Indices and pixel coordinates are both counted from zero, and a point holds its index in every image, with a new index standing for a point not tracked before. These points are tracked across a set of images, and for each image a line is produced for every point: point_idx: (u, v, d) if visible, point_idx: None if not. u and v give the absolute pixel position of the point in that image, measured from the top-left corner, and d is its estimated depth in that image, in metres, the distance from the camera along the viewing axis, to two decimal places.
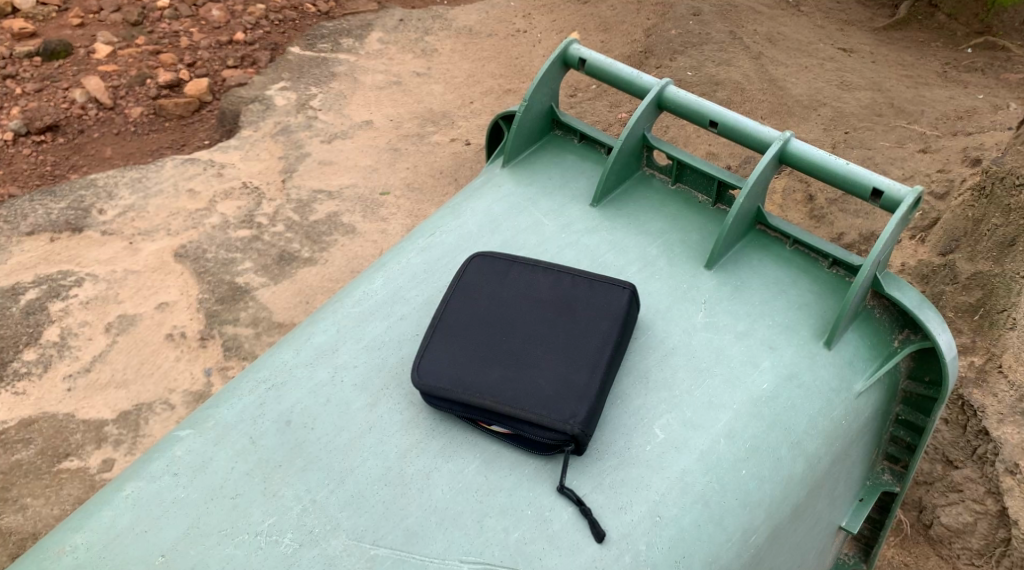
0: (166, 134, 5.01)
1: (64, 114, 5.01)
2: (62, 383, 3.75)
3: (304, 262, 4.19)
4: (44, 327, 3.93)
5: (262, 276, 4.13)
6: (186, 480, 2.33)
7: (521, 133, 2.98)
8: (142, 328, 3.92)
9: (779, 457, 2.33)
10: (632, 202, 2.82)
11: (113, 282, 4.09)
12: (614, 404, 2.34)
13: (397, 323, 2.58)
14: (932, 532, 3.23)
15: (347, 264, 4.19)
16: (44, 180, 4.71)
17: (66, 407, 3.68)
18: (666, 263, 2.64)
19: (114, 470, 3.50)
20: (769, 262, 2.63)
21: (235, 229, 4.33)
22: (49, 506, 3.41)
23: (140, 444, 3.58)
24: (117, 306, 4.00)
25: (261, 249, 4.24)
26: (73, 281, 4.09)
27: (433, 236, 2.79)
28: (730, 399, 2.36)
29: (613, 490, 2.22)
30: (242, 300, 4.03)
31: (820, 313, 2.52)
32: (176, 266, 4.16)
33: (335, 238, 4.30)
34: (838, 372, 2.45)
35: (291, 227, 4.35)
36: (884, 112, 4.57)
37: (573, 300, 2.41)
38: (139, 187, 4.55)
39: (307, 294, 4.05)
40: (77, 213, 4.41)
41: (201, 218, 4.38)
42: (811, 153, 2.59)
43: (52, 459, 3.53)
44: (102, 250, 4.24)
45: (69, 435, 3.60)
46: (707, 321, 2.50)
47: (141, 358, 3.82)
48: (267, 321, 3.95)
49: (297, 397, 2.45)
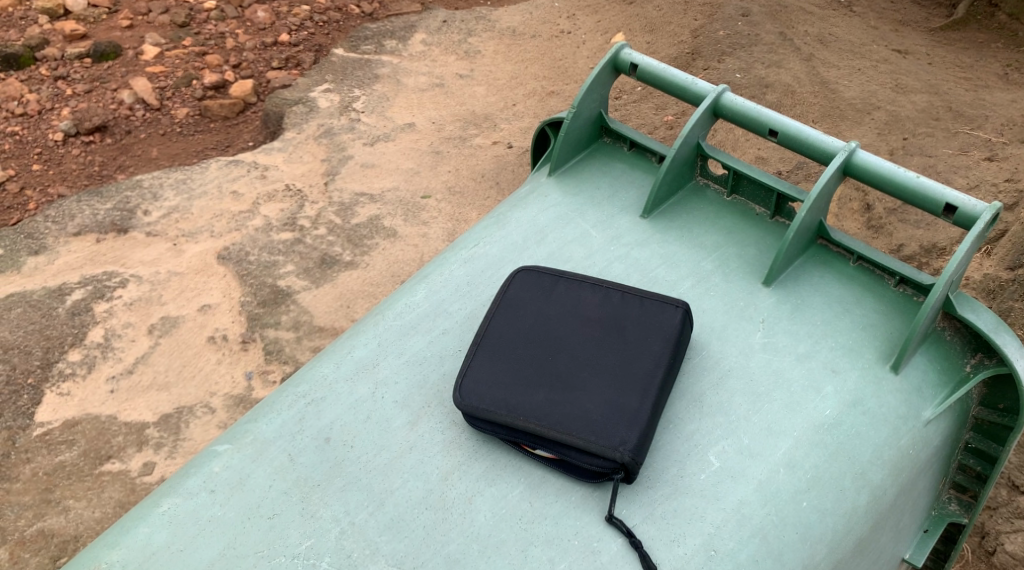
0: (211, 135, 4.98)
1: (112, 114, 5.00)
2: (105, 384, 3.72)
3: (346, 266, 4.13)
4: (89, 327, 3.91)
5: (303, 279, 4.07)
6: (223, 499, 2.27)
7: (569, 141, 2.88)
8: (184, 331, 3.89)
9: (841, 489, 2.21)
10: (685, 214, 2.70)
11: (157, 284, 4.06)
12: (665, 430, 2.23)
13: (439, 337, 2.50)
14: (995, 559, 3.03)
15: (388, 268, 4.12)
16: (92, 180, 4.70)
17: (109, 408, 3.66)
18: (721, 278, 2.53)
19: (155, 473, 3.47)
20: (831, 279, 2.50)
21: (278, 231, 4.28)
22: (90, 508, 3.38)
23: (180, 447, 3.54)
24: (160, 307, 3.97)
25: (303, 252, 4.19)
26: (118, 282, 4.07)
27: (478, 246, 2.71)
28: (790, 425, 2.25)
29: (665, 521, 2.12)
30: (284, 303, 3.98)
31: (885, 335, 2.39)
32: (219, 268, 4.12)
33: (377, 241, 4.24)
34: (906, 399, 2.32)
35: (333, 229, 4.30)
36: (942, 116, 4.39)
37: (622, 317, 2.30)
38: (183, 189, 4.52)
39: (348, 298, 4.00)
40: (123, 215, 4.39)
41: (244, 220, 4.34)
42: (878, 165, 2.47)
43: (95, 461, 3.50)
44: (147, 251, 4.21)
45: (111, 437, 3.57)
46: (765, 342, 2.38)
47: (183, 360, 3.79)
48: (308, 324, 3.90)
49: (337, 413, 2.38)
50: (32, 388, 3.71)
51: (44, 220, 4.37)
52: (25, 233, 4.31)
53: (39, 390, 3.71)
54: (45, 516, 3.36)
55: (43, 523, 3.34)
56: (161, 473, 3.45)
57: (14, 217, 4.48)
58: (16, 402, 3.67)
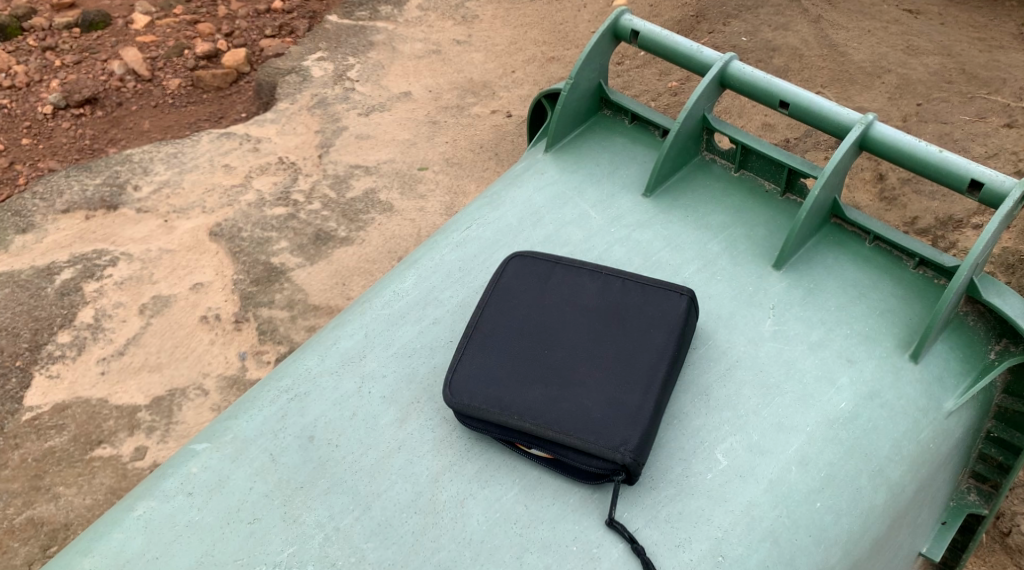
0: (204, 106, 4.80)
1: (103, 86, 4.84)
2: (95, 366, 3.60)
3: (340, 242, 3.98)
4: (78, 308, 3.77)
5: (297, 256, 3.93)
6: (201, 502, 2.15)
7: (566, 114, 2.72)
8: (175, 310, 3.75)
9: (858, 488, 2.08)
10: (689, 192, 2.54)
11: (148, 262, 3.92)
12: (669, 426, 2.10)
13: (430, 328, 2.36)
14: (1011, 540, 2.90)
15: (384, 244, 3.97)
16: (83, 154, 4.54)
17: (99, 392, 3.53)
18: (729, 261, 2.38)
19: (147, 458, 3.35)
20: (846, 261, 2.35)
21: (270, 206, 4.13)
22: (81, 495, 3.27)
23: (173, 431, 3.41)
24: (151, 286, 3.83)
25: (296, 228, 4.04)
26: (108, 260, 3.93)
27: (471, 228, 2.56)
28: (803, 420, 2.11)
29: (669, 525, 1.99)
30: (277, 282, 3.83)
31: (904, 320, 2.24)
32: (211, 245, 3.97)
33: (373, 216, 4.08)
34: (926, 390, 2.18)
35: (328, 204, 4.14)
36: (956, 79, 4.16)
37: (623, 307, 2.15)
38: (174, 162, 4.36)
39: (343, 276, 3.85)
40: (112, 190, 4.23)
41: (237, 194, 4.18)
42: (897, 139, 2.30)
43: (85, 446, 3.39)
44: (137, 228, 4.06)
45: (102, 421, 3.45)
46: (776, 330, 2.24)
47: (175, 341, 3.66)
48: (303, 303, 3.76)
49: (321, 409, 2.25)
50: (21, 371, 3.59)
51: (31, 196, 4.22)
52: (12, 210, 4.17)
53: (28, 373, 3.59)
54: (34, 504, 3.25)
55: (32, 510, 3.24)
56: (154, 458, 3.34)
57: (3, 193, 4.34)
58: (5, 385, 3.55)
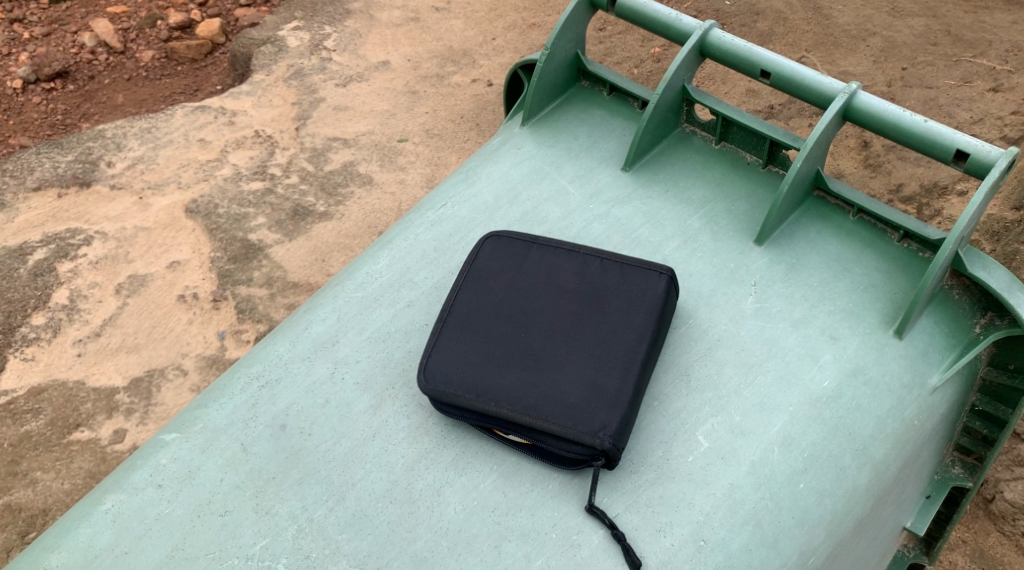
0: (178, 79, 4.68)
1: (74, 59, 4.72)
2: (72, 348, 3.52)
3: (319, 217, 3.89)
4: (53, 289, 3.69)
5: (276, 232, 3.84)
6: (171, 494, 2.09)
7: (543, 86, 2.64)
8: (152, 289, 3.67)
9: (842, 467, 2.03)
10: (669, 166, 2.48)
11: (123, 241, 3.83)
12: (649, 409, 2.05)
13: (404, 311, 2.30)
14: (994, 506, 2.89)
15: (364, 218, 3.89)
16: (55, 129, 4.45)
17: (76, 374, 3.46)
18: (710, 237, 2.32)
19: (126, 441, 3.29)
20: (829, 235, 2.29)
21: (247, 180, 4.03)
22: (59, 480, 3.21)
23: (152, 413, 3.35)
24: (128, 265, 3.75)
25: (274, 203, 3.94)
26: (82, 239, 3.84)
27: (445, 206, 2.49)
28: (786, 400, 2.06)
29: (650, 509, 1.94)
30: (255, 259, 3.75)
31: (889, 295, 2.19)
32: (187, 222, 3.88)
33: (352, 189, 4.00)
34: (910, 365, 2.13)
35: (306, 177, 4.05)
36: (941, 41, 4.03)
37: (602, 287, 2.09)
38: (148, 137, 4.24)
39: (322, 251, 3.77)
40: (85, 167, 4.12)
41: (213, 169, 4.09)
42: (882, 109, 2.23)
43: (63, 430, 3.32)
44: (112, 205, 3.96)
45: (79, 404, 3.38)
46: (758, 307, 2.19)
47: (153, 322, 3.58)
48: (282, 280, 3.68)
49: (293, 397, 2.19)
50: None
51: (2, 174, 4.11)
52: None
53: (3, 356, 3.51)
54: (12, 490, 3.20)
55: (10, 497, 3.18)
56: (133, 441, 3.28)
57: None
58: None
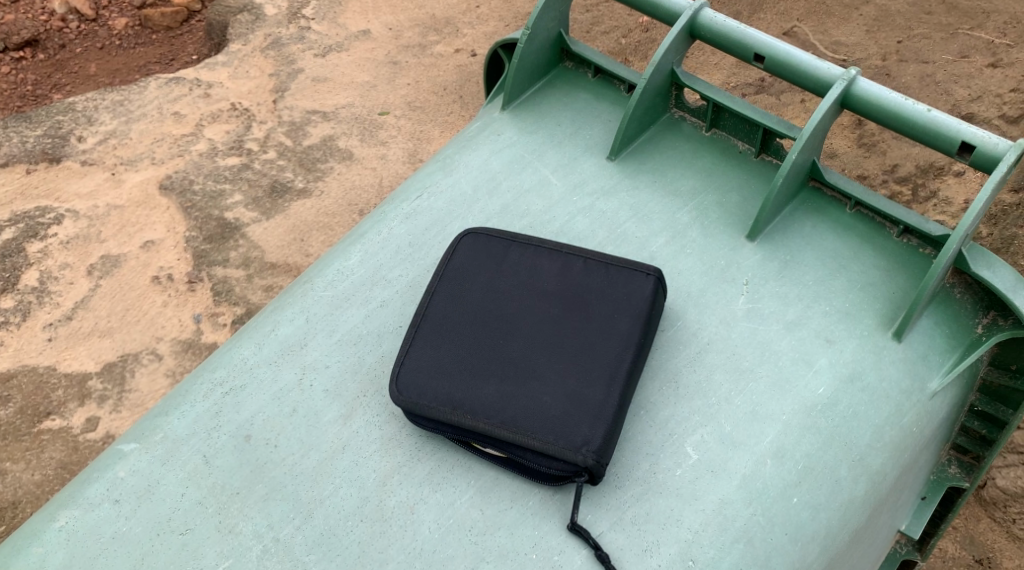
0: (154, 48, 4.50)
1: (42, 26, 4.51)
2: (42, 333, 3.31)
3: (298, 194, 3.64)
4: (22, 271, 3.46)
5: (253, 210, 3.59)
6: (129, 511, 1.98)
7: (524, 67, 2.48)
8: (126, 270, 3.44)
9: (838, 479, 1.91)
10: (657, 155, 2.34)
11: (94, 219, 3.57)
12: (634, 419, 1.93)
13: (377, 311, 2.17)
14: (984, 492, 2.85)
15: (344, 195, 3.64)
16: (25, 101, 4.28)
17: (47, 359, 3.25)
18: (699, 232, 2.19)
19: (100, 429, 3.12)
20: (825, 229, 2.16)
21: (223, 156, 3.77)
22: (30, 471, 3.05)
23: (126, 401, 3.16)
24: (100, 245, 3.50)
25: (251, 179, 3.69)
26: (52, 218, 3.59)
27: (421, 198, 2.35)
28: (779, 408, 1.95)
29: (635, 527, 1.84)
30: (231, 239, 3.51)
31: (888, 295, 2.07)
32: (162, 199, 3.62)
33: (331, 165, 3.75)
34: (910, 370, 2.01)
35: (284, 152, 3.80)
36: (935, 9, 3.83)
37: (585, 290, 1.97)
38: (121, 110, 3.95)
39: (302, 230, 3.54)
40: (55, 141, 3.84)
41: (188, 144, 3.81)
42: (883, 96, 2.09)
43: (33, 419, 3.14)
44: (83, 182, 3.70)
45: (50, 391, 3.19)
46: (750, 309, 2.07)
47: (127, 304, 3.36)
48: (259, 261, 3.46)
49: (258, 405, 2.07)
50: None
51: None
52: None
53: None
54: None
55: None
56: (107, 429, 3.11)
57: None
58: None
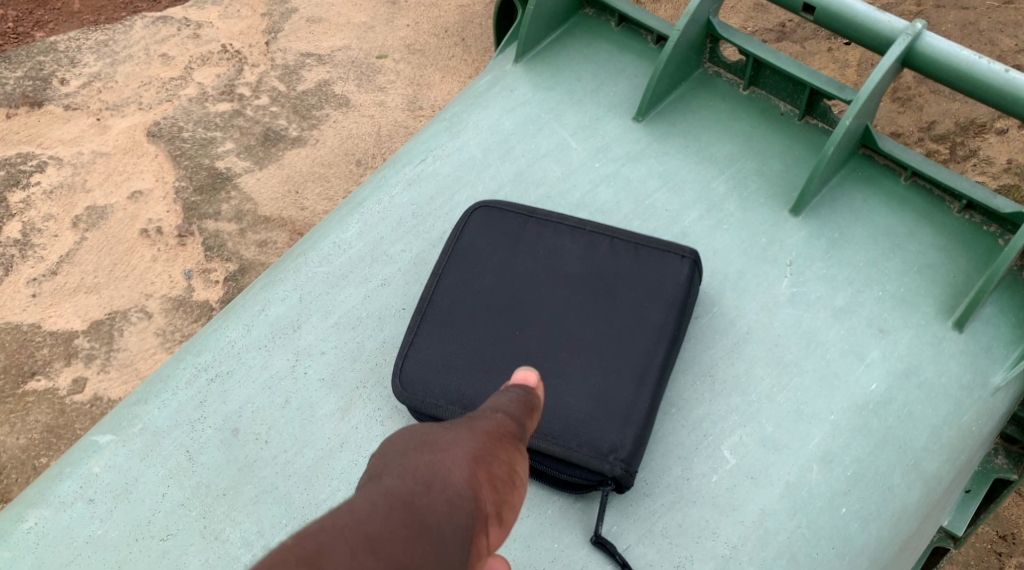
0: None
1: None
2: (25, 289, 3.03)
3: (291, 142, 3.29)
4: (3, 222, 3.15)
5: (245, 158, 3.24)
6: (104, 512, 1.79)
7: (541, 13, 2.22)
8: (113, 223, 3.11)
9: (890, 488, 1.69)
10: (690, 116, 2.10)
11: (79, 166, 3.23)
12: (665, 419, 1.75)
13: (378, 291, 1.96)
14: None
15: (340, 144, 3.28)
16: (4, 39, 3.66)
17: (31, 316, 2.98)
18: (737, 204, 1.98)
19: (87, 391, 2.86)
20: (877, 203, 1.94)
21: (213, 102, 3.37)
22: (14, 435, 2.81)
23: (115, 360, 2.90)
24: (87, 195, 3.17)
25: (243, 126, 3.32)
26: (34, 165, 3.26)
27: (427, 161, 2.12)
28: (827, 407, 1.75)
29: (666, 541, 1.66)
30: (223, 189, 3.17)
31: (947, 278, 1.86)
32: (151, 147, 3.26)
33: (327, 112, 3.36)
34: (971, 364, 1.78)
35: (277, 98, 3.39)
36: None
37: (611, 275, 1.75)
38: (105, 51, 3.52)
39: (296, 181, 3.19)
40: (36, 83, 3.45)
41: (176, 88, 3.40)
42: (954, 55, 1.86)
43: (16, 380, 2.88)
44: (67, 127, 3.34)
45: (35, 350, 2.93)
46: (794, 293, 1.86)
47: (115, 258, 3.05)
48: (253, 215, 3.13)
49: (248, 394, 1.87)
50: None
51: None
52: None
53: None
54: None
55: None
56: (94, 391, 2.85)
57: None
58: None
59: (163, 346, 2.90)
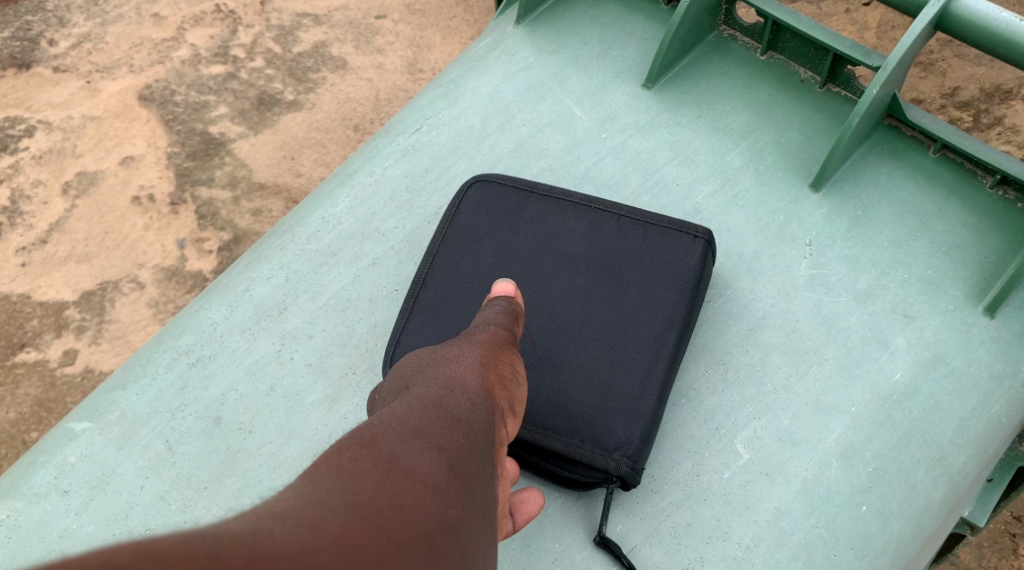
0: None
1: None
2: (14, 258, 2.87)
3: (287, 106, 3.13)
4: None
5: (239, 124, 3.07)
6: (80, 505, 1.69)
7: None
8: (103, 189, 2.94)
9: (915, 484, 1.57)
10: (703, 83, 1.97)
11: (69, 131, 3.05)
12: (674, 410, 1.64)
13: (369, 271, 1.84)
14: None
15: (337, 108, 3.13)
16: None
17: (20, 287, 2.83)
18: (753, 178, 1.85)
19: (78, 364, 2.74)
20: (903, 177, 1.81)
21: (207, 64, 3.18)
22: (3, 409, 2.69)
23: (107, 332, 2.77)
24: (76, 160, 3.01)
25: (237, 90, 3.14)
26: (21, 129, 3.07)
27: (422, 131, 1.99)
28: (848, 398, 1.64)
29: (674, 542, 1.56)
30: (216, 155, 3.02)
31: (976, 259, 1.73)
32: (142, 111, 3.08)
33: (324, 75, 3.20)
34: (1003, 352, 1.65)
35: (273, 61, 3.20)
36: None
37: (617, 256, 1.63)
38: (94, 10, 3.30)
39: (292, 147, 3.05)
40: (23, 44, 3.23)
41: (168, 50, 3.20)
42: (993, 20, 1.72)
43: (5, 351, 2.75)
44: (56, 91, 3.13)
45: (24, 321, 2.79)
46: (814, 275, 1.75)
47: (106, 227, 2.89)
48: (247, 181, 2.98)
49: (231, 380, 1.76)
50: None
51: None
52: None
53: None
54: None
55: None
56: (86, 364, 2.73)
57: None
58: None
59: (156, 318, 2.77)
